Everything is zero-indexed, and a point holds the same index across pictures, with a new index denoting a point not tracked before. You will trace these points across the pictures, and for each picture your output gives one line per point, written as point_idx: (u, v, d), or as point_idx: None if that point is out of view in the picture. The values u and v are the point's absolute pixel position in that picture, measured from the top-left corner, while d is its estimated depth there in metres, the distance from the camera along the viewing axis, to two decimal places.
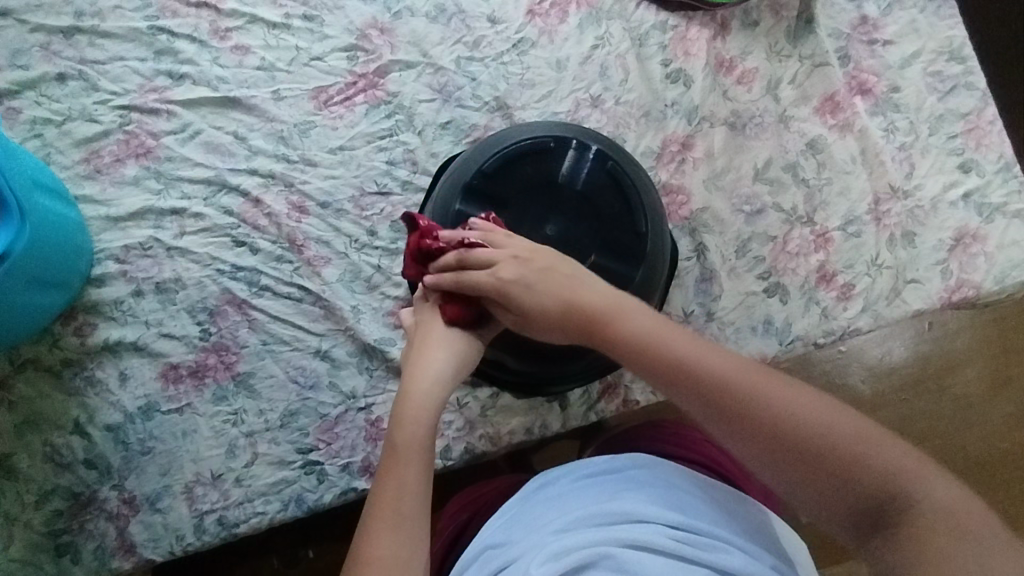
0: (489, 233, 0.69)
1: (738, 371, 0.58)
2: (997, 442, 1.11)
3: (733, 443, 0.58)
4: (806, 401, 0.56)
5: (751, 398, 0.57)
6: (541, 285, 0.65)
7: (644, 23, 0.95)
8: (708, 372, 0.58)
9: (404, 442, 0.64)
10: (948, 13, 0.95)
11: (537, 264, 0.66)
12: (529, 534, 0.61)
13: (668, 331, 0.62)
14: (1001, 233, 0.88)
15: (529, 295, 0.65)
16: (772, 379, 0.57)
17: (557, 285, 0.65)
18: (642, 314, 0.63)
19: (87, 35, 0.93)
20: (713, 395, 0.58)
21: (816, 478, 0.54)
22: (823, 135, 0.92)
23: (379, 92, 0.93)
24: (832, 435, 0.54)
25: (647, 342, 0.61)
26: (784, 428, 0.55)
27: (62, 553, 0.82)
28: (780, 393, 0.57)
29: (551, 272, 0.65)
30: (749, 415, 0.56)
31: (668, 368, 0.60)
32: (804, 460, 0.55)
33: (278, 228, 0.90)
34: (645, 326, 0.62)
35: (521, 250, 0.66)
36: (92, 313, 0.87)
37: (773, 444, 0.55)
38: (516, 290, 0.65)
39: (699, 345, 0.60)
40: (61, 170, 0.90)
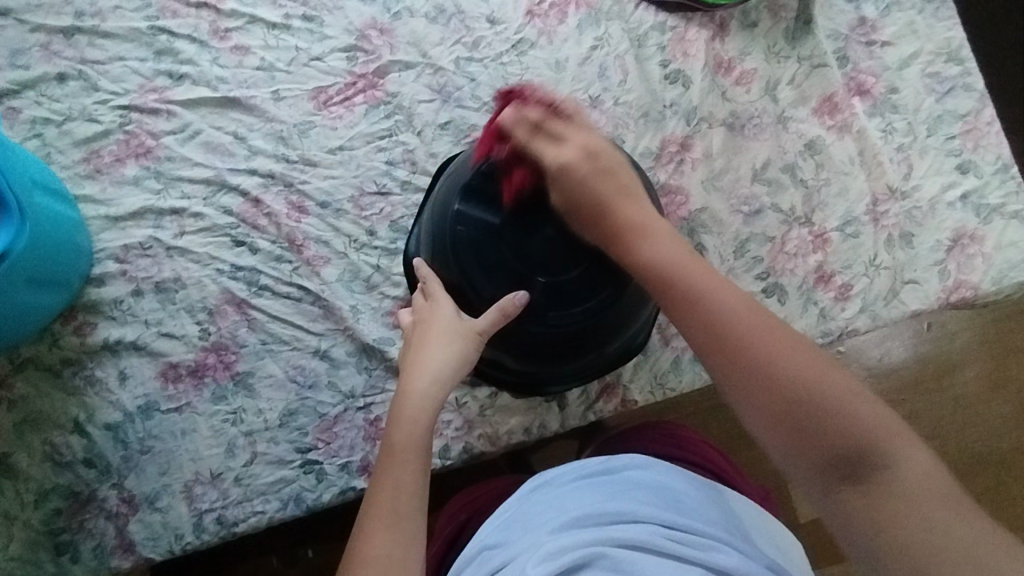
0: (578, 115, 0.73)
1: (745, 311, 0.57)
2: (996, 442, 1.11)
3: (723, 382, 0.56)
4: (804, 352, 0.55)
5: (754, 340, 0.55)
6: (590, 174, 0.68)
7: (643, 24, 0.95)
8: (714, 306, 0.57)
9: (402, 441, 0.66)
10: (946, 15, 0.95)
11: (596, 159, 0.69)
12: (524, 535, 0.62)
13: (684, 260, 0.61)
14: (999, 234, 0.89)
15: (575, 176, 0.68)
16: (775, 325, 0.56)
17: (601, 183, 0.67)
18: (665, 239, 0.63)
19: (87, 35, 0.93)
20: (714, 330, 0.56)
21: (800, 428, 0.53)
22: (821, 136, 0.92)
23: (379, 93, 0.94)
24: (821, 387, 0.53)
25: (663, 266, 0.61)
26: (777, 373, 0.54)
27: (62, 551, 0.82)
28: (780, 339, 0.55)
29: (597, 172, 0.68)
30: (747, 354, 0.55)
31: (678, 295, 0.59)
32: (791, 409, 0.53)
33: (277, 228, 0.90)
34: (665, 250, 0.62)
35: (592, 142, 0.70)
36: (92, 313, 0.88)
37: (766, 386, 0.54)
38: (571, 174, 0.68)
39: (713, 279, 0.59)
40: (62, 170, 0.90)
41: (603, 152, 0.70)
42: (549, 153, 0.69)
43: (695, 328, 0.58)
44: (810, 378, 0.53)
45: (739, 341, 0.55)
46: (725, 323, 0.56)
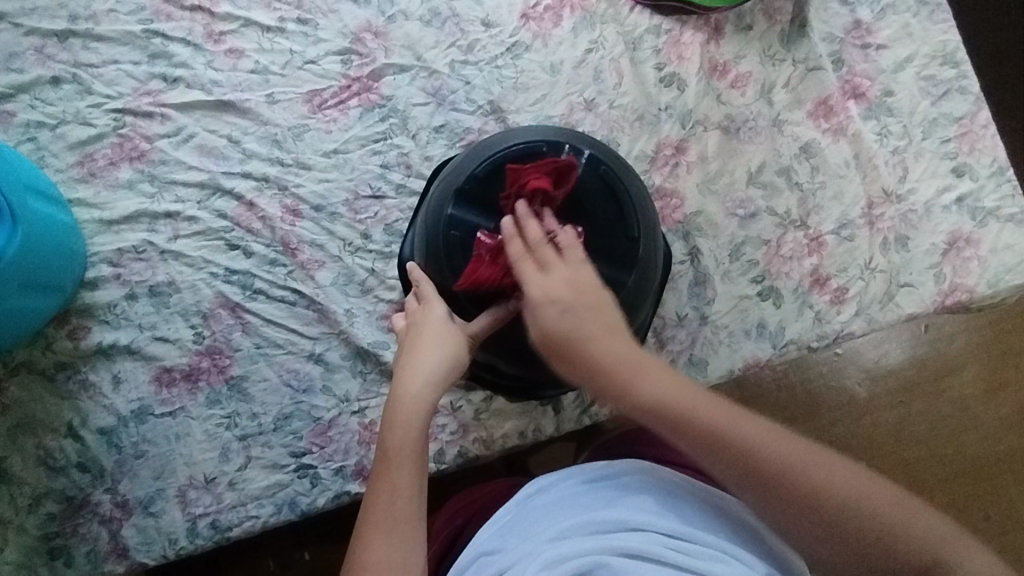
0: (573, 246, 0.67)
1: (773, 441, 0.58)
2: (995, 443, 1.11)
3: (767, 512, 0.58)
4: (834, 464, 0.58)
5: (790, 469, 0.57)
6: (571, 320, 0.63)
7: (637, 27, 0.95)
8: (744, 442, 0.58)
9: (396, 445, 0.64)
10: (942, 18, 0.95)
11: (585, 296, 0.64)
12: (523, 542, 0.61)
13: (689, 394, 0.60)
14: (994, 238, 0.89)
15: (556, 313, 0.63)
16: (801, 450, 0.58)
17: (592, 323, 0.63)
18: (658, 373, 0.61)
19: (81, 38, 0.93)
20: (750, 468, 0.57)
21: (856, 538, 0.56)
22: (817, 139, 0.92)
23: (373, 96, 0.93)
24: (864, 504, 0.57)
25: (677, 411, 0.59)
26: (821, 501, 0.56)
27: (55, 556, 0.82)
28: (807, 456, 0.58)
29: (588, 308, 0.63)
30: (787, 484, 0.57)
31: (700, 438, 0.58)
32: (849, 531, 0.56)
33: (271, 232, 0.90)
34: (668, 387, 0.60)
35: (576, 276, 0.65)
36: (86, 317, 0.87)
37: (814, 509, 0.57)
38: (557, 313, 0.63)
39: (730, 412, 0.59)
40: (55, 173, 0.90)
41: (588, 285, 0.65)
42: (535, 285, 0.65)
43: (728, 468, 0.58)
44: (849, 492, 0.57)
45: (777, 473, 0.57)
46: (759, 456, 0.57)
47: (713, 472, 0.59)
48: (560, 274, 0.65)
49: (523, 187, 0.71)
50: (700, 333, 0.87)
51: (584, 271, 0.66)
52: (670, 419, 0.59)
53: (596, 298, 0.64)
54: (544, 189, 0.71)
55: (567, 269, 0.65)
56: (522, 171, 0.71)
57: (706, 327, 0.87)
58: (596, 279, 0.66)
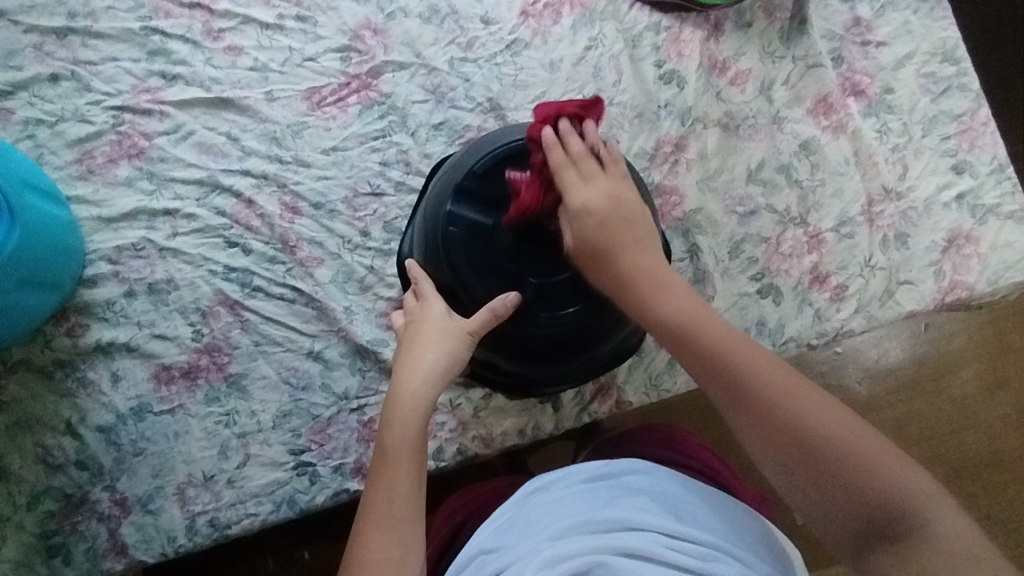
0: (614, 160, 0.69)
1: (763, 369, 0.58)
2: (994, 442, 1.11)
3: (746, 436, 0.58)
4: (841, 414, 0.56)
5: (776, 398, 0.57)
6: (598, 226, 0.66)
7: (637, 24, 0.95)
8: (743, 369, 0.58)
9: (395, 443, 0.64)
10: (942, 15, 0.95)
11: (619, 207, 0.67)
12: (522, 541, 0.61)
13: (700, 314, 0.62)
14: (994, 235, 0.88)
15: (591, 220, 0.66)
16: (789, 381, 0.58)
17: (620, 236, 0.66)
18: (681, 294, 0.63)
19: (80, 35, 0.93)
20: (733, 384, 0.58)
21: (832, 486, 0.54)
22: (817, 136, 0.92)
23: (373, 93, 0.93)
24: (843, 446, 0.54)
25: (681, 322, 0.62)
26: (795, 430, 0.56)
27: (54, 554, 0.82)
28: (808, 398, 0.57)
29: (615, 224, 0.66)
30: (773, 412, 0.56)
31: (700, 358, 0.60)
32: (819, 468, 0.54)
33: (271, 229, 0.90)
34: (683, 306, 0.62)
35: (616, 188, 0.68)
36: (84, 314, 0.87)
37: (798, 449, 0.55)
38: (592, 222, 0.66)
39: (731, 333, 0.61)
40: (54, 170, 0.90)
41: (625, 203, 0.67)
42: (574, 190, 0.67)
43: (724, 391, 0.59)
44: (843, 442, 0.55)
45: (768, 403, 0.57)
46: (757, 383, 0.58)
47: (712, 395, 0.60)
48: (602, 184, 0.68)
49: (556, 115, 0.71)
50: None
51: (627, 189, 0.69)
52: (677, 334, 0.61)
53: (630, 209, 0.67)
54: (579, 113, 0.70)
55: (607, 181, 0.68)
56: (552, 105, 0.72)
57: None
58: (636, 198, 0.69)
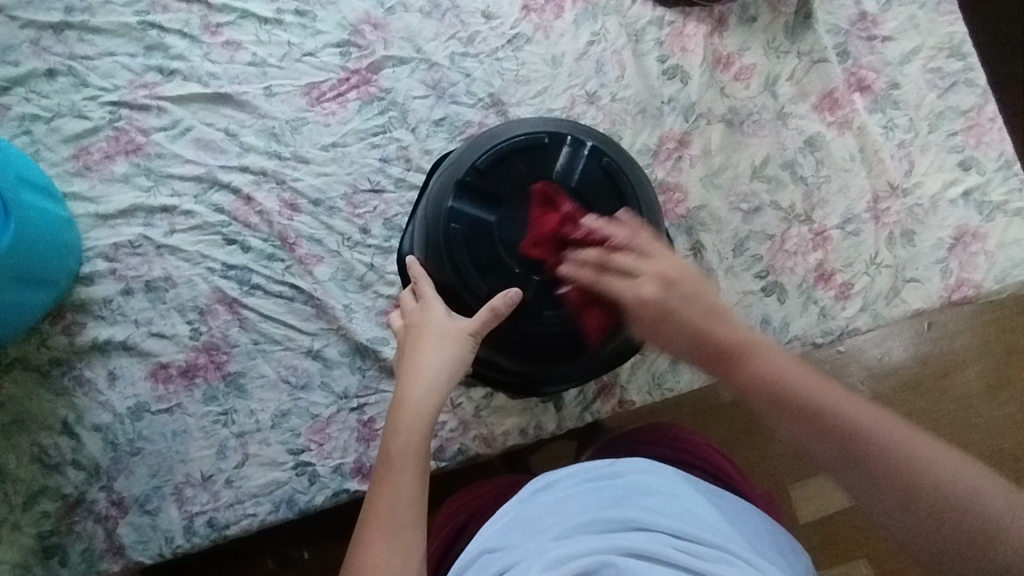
0: (636, 238, 0.66)
1: (878, 422, 0.55)
2: (997, 441, 1.10)
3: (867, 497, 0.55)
4: (956, 470, 0.53)
5: (896, 458, 0.54)
6: (667, 316, 0.60)
7: (640, 19, 0.94)
8: (858, 425, 0.55)
9: (399, 449, 0.64)
10: (948, 10, 0.94)
11: (677, 288, 0.61)
12: (528, 540, 0.60)
13: (799, 371, 0.58)
14: (1002, 232, 0.87)
15: (656, 311, 0.61)
16: (905, 436, 0.55)
17: (691, 312, 0.60)
18: (774, 354, 0.59)
19: (76, 30, 0.92)
20: (849, 445, 0.55)
21: (957, 544, 0.51)
22: (822, 133, 0.91)
23: (372, 89, 0.92)
24: (975, 503, 0.52)
25: (780, 384, 0.57)
26: (924, 491, 0.52)
27: (50, 555, 0.81)
28: (924, 446, 0.54)
29: (681, 302, 0.60)
30: (893, 475, 0.53)
31: (806, 418, 0.56)
32: (954, 528, 0.52)
33: (269, 226, 0.89)
34: (780, 366, 0.58)
35: (667, 267, 0.62)
36: (81, 312, 0.86)
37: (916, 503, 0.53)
38: (657, 315, 0.61)
39: (836, 390, 0.57)
40: (50, 167, 0.89)
41: (684, 274, 0.62)
42: (626, 291, 0.63)
43: (832, 449, 0.55)
44: (962, 488, 0.52)
45: (881, 459, 0.54)
46: (868, 441, 0.54)
47: (819, 452, 0.56)
48: (657, 262, 0.63)
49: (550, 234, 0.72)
50: None
51: (679, 260, 0.63)
52: (774, 396, 0.57)
53: (693, 283, 0.61)
54: (557, 223, 0.72)
55: (665, 258, 0.63)
56: (534, 235, 0.73)
57: None
58: (694, 269, 0.62)
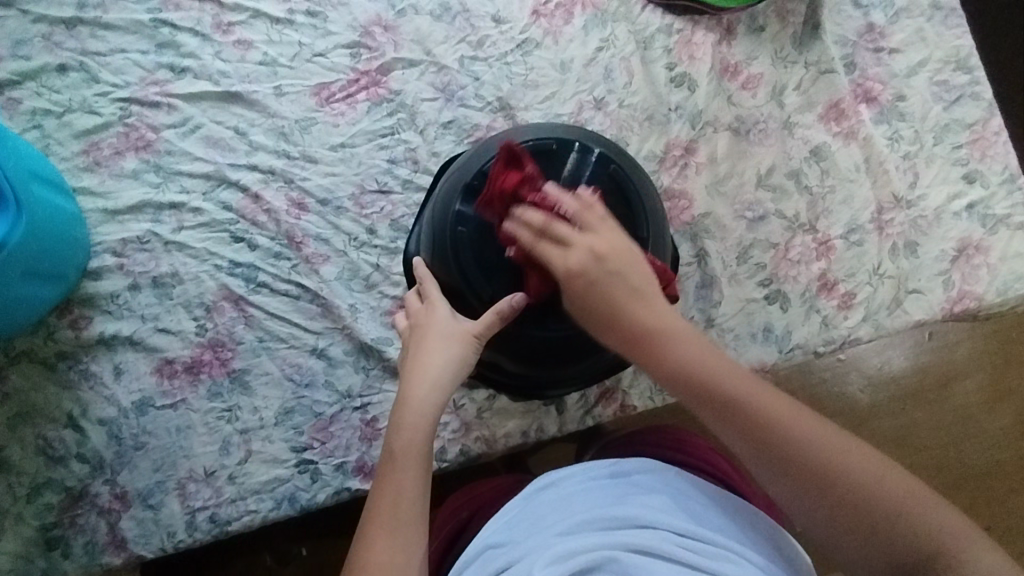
0: (584, 212, 0.66)
1: (776, 405, 0.58)
2: (993, 453, 1.10)
3: (766, 476, 0.58)
4: (850, 448, 0.56)
5: (791, 438, 0.57)
6: (590, 290, 0.63)
7: (649, 26, 0.95)
8: (759, 408, 0.58)
9: (403, 447, 0.64)
10: (955, 23, 0.95)
11: (604, 266, 0.63)
12: (531, 536, 0.61)
13: (712, 359, 0.61)
14: (1004, 245, 0.88)
15: (580, 284, 0.63)
16: (803, 417, 0.58)
17: (613, 288, 0.63)
18: (690, 341, 0.62)
19: (88, 26, 0.92)
20: (749, 426, 0.58)
21: (841, 517, 0.55)
22: (827, 143, 0.92)
23: (381, 90, 0.93)
24: (862, 481, 0.55)
25: (690, 370, 0.60)
26: (813, 464, 0.56)
27: (53, 547, 0.81)
28: (833, 436, 0.57)
29: (608, 279, 0.63)
30: (789, 454, 0.56)
31: (710, 401, 0.59)
32: (836, 501, 0.55)
33: (276, 225, 0.89)
34: (697, 353, 0.61)
35: (600, 244, 0.64)
36: (88, 307, 0.87)
37: (823, 487, 0.55)
38: (580, 286, 0.63)
39: (744, 378, 0.60)
40: (61, 161, 0.89)
41: (613, 253, 0.64)
42: (556, 261, 0.65)
43: (742, 436, 0.58)
44: (850, 469, 0.55)
45: (775, 438, 0.57)
46: (779, 432, 0.57)
47: (722, 434, 0.59)
48: (594, 236, 0.65)
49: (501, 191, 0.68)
50: (705, 335, 0.87)
51: (618, 240, 0.65)
52: (691, 386, 0.60)
53: (621, 262, 0.63)
54: (516, 181, 0.67)
55: (607, 235, 0.65)
56: (492, 190, 0.69)
57: (712, 329, 0.87)
58: (629, 250, 0.65)
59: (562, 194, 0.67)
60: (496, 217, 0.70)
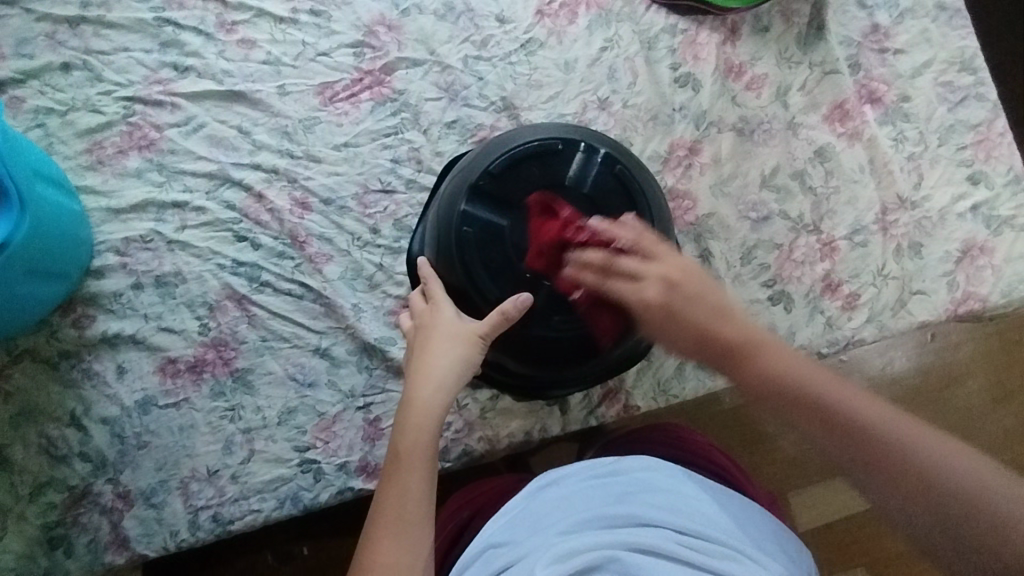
0: (641, 239, 0.67)
1: (875, 414, 0.59)
2: (996, 453, 1.10)
3: (869, 486, 0.59)
4: (953, 454, 0.57)
5: (893, 446, 0.58)
6: (674, 315, 0.64)
7: (653, 26, 0.95)
8: (856, 417, 0.59)
9: (408, 448, 0.64)
10: (960, 24, 0.95)
11: (679, 291, 0.64)
12: (533, 535, 0.61)
13: (807, 371, 0.62)
14: (1009, 247, 0.88)
15: (661, 313, 0.64)
16: (905, 425, 0.59)
17: (696, 308, 0.64)
18: (783, 354, 0.63)
19: (92, 25, 0.92)
20: (850, 435, 0.59)
21: (951, 526, 0.55)
22: (831, 144, 0.92)
23: (385, 90, 0.93)
24: (971, 487, 0.55)
25: (784, 381, 0.61)
26: (919, 472, 0.56)
27: (55, 546, 0.81)
28: (936, 445, 0.58)
29: (688, 301, 0.64)
30: (891, 462, 0.57)
31: (808, 412, 0.60)
32: (944, 508, 0.55)
33: (280, 224, 0.89)
34: (789, 365, 0.62)
35: (670, 269, 0.65)
36: (91, 305, 0.87)
37: (929, 497, 0.56)
38: (662, 314, 0.64)
39: (840, 388, 0.61)
40: (64, 160, 0.89)
41: (690, 277, 0.65)
42: (628, 295, 0.66)
43: (842, 446, 0.59)
44: (956, 477, 0.56)
45: (878, 447, 0.58)
46: (879, 440, 0.58)
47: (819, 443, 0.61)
48: (658, 263, 0.66)
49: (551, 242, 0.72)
50: None
51: (683, 261, 0.66)
52: (790, 397, 0.61)
53: (697, 284, 0.64)
54: (558, 230, 0.71)
55: (671, 258, 0.66)
56: (537, 243, 0.73)
57: None
58: (697, 271, 0.65)
59: (611, 226, 0.69)
60: (552, 266, 0.73)
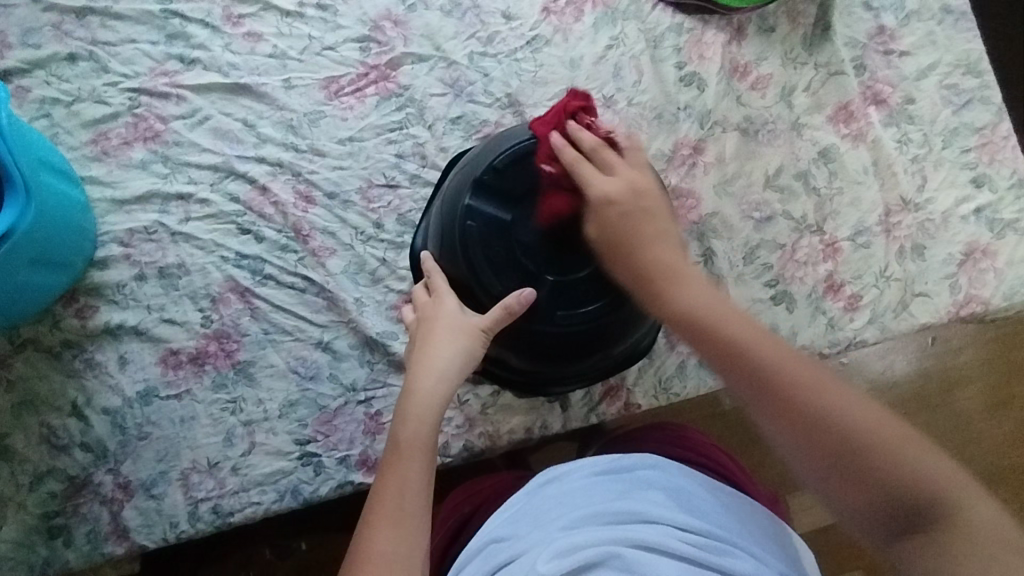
0: (631, 150, 0.71)
1: (785, 358, 0.59)
2: (993, 457, 1.11)
3: (772, 429, 0.59)
4: (848, 398, 0.57)
5: (796, 390, 0.57)
6: (623, 219, 0.65)
7: (659, 24, 0.95)
8: (763, 357, 0.59)
9: (408, 439, 0.64)
10: (966, 27, 0.95)
11: (640, 197, 0.66)
12: (534, 531, 0.60)
13: (722, 309, 0.62)
14: (1011, 250, 0.88)
15: (616, 212, 0.66)
16: (808, 370, 0.58)
17: (640, 223, 0.65)
18: (698, 288, 0.63)
19: (99, 16, 0.92)
20: (757, 377, 0.59)
21: (842, 472, 0.56)
22: (836, 145, 0.92)
23: (391, 85, 0.93)
24: (864, 434, 0.55)
25: (697, 315, 0.62)
26: (817, 419, 0.56)
27: (55, 535, 0.81)
28: (836, 393, 0.57)
29: (637, 215, 0.66)
30: (793, 406, 0.57)
31: (722, 351, 0.60)
32: (835, 453, 0.56)
33: (284, 217, 0.89)
34: (702, 300, 0.62)
35: (640, 178, 0.68)
36: (94, 296, 0.87)
37: (824, 442, 0.56)
38: (615, 213, 0.66)
39: (755, 330, 0.61)
40: (69, 150, 0.89)
41: (644, 195, 0.67)
42: (596, 179, 0.67)
43: (749, 387, 0.59)
44: (850, 424, 0.56)
45: (779, 389, 0.58)
46: (781, 382, 0.58)
47: (727, 381, 0.61)
48: (637, 171, 0.68)
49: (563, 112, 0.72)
50: None
51: (652, 180, 0.69)
52: (702, 332, 0.61)
53: (652, 201, 0.66)
54: (580, 107, 0.72)
55: (645, 171, 0.69)
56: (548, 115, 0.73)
57: None
58: (658, 193, 0.68)
59: (610, 134, 0.72)
60: (542, 134, 0.72)
